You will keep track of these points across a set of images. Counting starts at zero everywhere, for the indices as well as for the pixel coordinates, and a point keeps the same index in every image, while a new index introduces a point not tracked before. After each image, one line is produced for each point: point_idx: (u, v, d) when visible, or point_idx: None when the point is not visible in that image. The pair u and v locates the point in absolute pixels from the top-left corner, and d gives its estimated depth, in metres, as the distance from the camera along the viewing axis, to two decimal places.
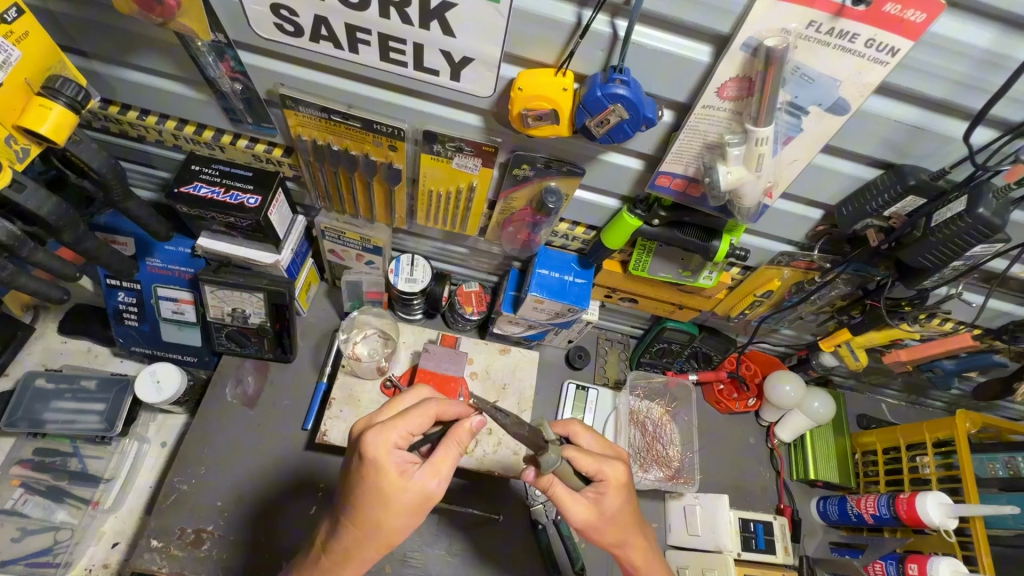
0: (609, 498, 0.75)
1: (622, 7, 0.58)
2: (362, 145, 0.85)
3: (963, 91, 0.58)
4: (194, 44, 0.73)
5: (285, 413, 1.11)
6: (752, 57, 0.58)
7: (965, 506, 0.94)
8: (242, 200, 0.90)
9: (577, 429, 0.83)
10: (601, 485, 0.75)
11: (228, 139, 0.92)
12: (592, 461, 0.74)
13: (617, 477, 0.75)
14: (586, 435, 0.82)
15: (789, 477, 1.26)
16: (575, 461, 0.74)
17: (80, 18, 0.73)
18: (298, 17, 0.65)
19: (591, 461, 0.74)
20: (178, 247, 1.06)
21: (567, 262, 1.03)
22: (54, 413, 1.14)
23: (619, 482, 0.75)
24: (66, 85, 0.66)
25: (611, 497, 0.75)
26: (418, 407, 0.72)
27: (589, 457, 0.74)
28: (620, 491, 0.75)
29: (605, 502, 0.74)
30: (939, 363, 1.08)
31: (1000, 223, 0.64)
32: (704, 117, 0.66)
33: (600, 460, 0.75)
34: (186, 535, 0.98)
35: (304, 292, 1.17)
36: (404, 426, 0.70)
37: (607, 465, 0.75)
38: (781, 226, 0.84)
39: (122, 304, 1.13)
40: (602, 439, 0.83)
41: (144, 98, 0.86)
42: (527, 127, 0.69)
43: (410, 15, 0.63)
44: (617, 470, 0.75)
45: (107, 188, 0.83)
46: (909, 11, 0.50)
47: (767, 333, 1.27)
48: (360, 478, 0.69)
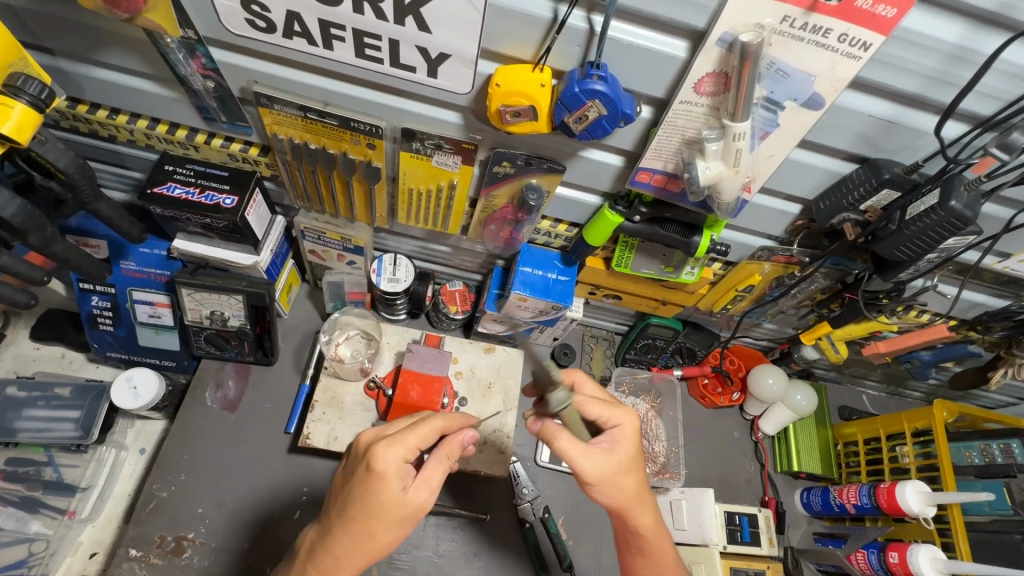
0: (627, 439, 0.75)
1: (598, 3, 0.58)
2: (340, 143, 0.83)
3: (934, 86, 0.59)
4: (164, 41, 0.72)
5: (267, 416, 1.10)
6: (727, 53, 0.58)
7: (943, 494, 0.96)
8: (218, 201, 0.88)
9: (582, 378, 0.84)
10: (614, 433, 0.76)
11: (202, 139, 0.90)
12: (603, 408, 0.77)
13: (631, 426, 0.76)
14: (588, 383, 0.83)
15: (774, 470, 1.28)
16: (585, 408, 0.77)
17: (43, 14, 0.70)
18: (270, 13, 0.64)
19: (603, 406, 0.77)
20: (153, 249, 1.03)
21: (551, 260, 1.03)
22: (27, 422, 1.10)
23: (632, 428, 0.76)
24: (29, 83, 0.64)
25: (626, 444, 0.75)
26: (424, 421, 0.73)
27: (601, 404, 0.77)
28: (634, 440, 0.76)
29: (620, 449, 0.74)
30: (917, 354, 1.10)
31: (971, 216, 0.65)
32: (682, 113, 0.66)
33: (613, 407, 0.77)
34: (166, 544, 0.96)
35: (285, 293, 1.16)
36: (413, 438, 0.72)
37: (619, 412, 0.77)
38: (761, 221, 0.85)
39: (96, 309, 1.10)
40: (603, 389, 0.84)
41: (114, 96, 0.84)
42: (506, 124, 0.68)
43: (384, 11, 0.62)
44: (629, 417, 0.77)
45: (75, 190, 0.80)
46: (880, 6, 0.51)
47: (749, 328, 1.28)
48: (363, 491, 0.69)
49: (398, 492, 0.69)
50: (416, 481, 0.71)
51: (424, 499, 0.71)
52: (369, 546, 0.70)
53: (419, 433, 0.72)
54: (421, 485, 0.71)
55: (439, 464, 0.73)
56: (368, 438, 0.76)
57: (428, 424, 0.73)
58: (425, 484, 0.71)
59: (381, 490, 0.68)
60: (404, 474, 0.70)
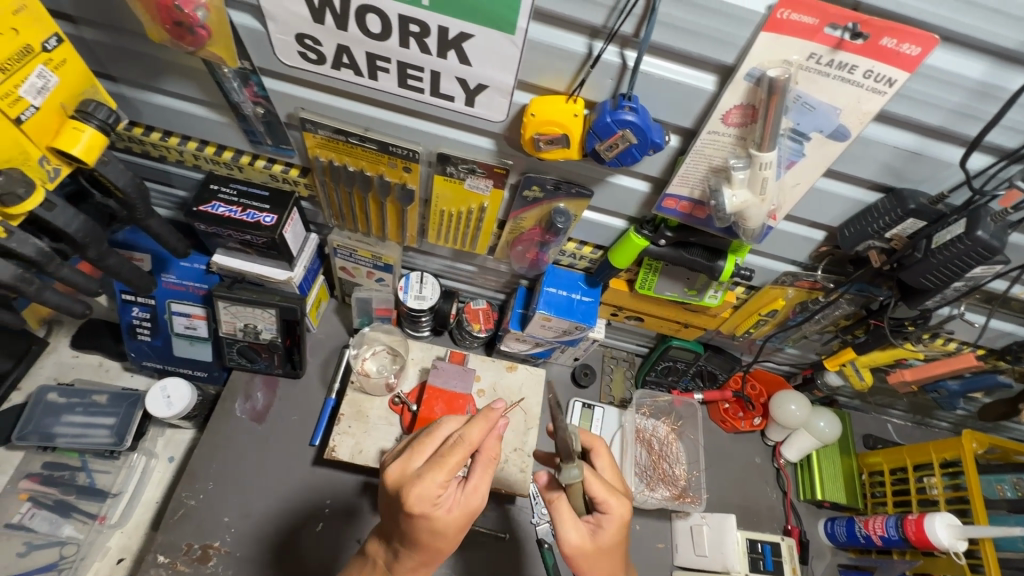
0: (609, 531, 0.76)
1: (632, 39, 0.61)
2: (377, 167, 0.87)
3: (958, 120, 0.60)
4: (221, 71, 0.77)
5: (293, 429, 1.12)
6: (755, 86, 0.60)
7: (976, 528, 0.94)
8: (259, 219, 0.93)
9: (601, 449, 0.84)
10: (601, 517, 0.76)
11: (246, 160, 0.95)
12: (603, 489, 0.76)
13: (622, 515, 0.76)
14: (605, 457, 0.84)
15: (796, 498, 1.25)
16: (589, 486, 0.76)
17: (113, 46, 0.76)
18: (321, 46, 0.69)
19: (603, 488, 0.76)
20: (193, 264, 1.08)
21: (574, 281, 1.05)
22: (65, 427, 1.15)
23: (621, 518, 0.76)
24: (99, 109, 0.70)
25: (611, 532, 0.76)
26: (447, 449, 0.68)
27: (601, 484, 0.76)
28: (621, 528, 0.76)
29: (602, 536, 0.75)
30: (944, 384, 1.09)
31: (999, 246, 0.65)
32: (709, 142, 0.68)
33: (610, 492, 0.76)
34: (193, 551, 0.98)
35: (314, 308, 1.19)
36: (440, 468, 0.68)
37: (615, 498, 0.76)
38: (785, 247, 0.87)
39: (135, 319, 1.15)
40: (615, 469, 0.84)
41: (168, 120, 0.89)
42: (538, 150, 0.72)
43: (429, 45, 0.66)
44: (623, 506, 0.77)
45: (131, 207, 0.85)
46: (905, 45, 0.53)
47: (771, 352, 1.28)
48: (413, 527, 0.69)
49: (446, 518, 0.67)
50: (460, 495, 0.69)
51: (475, 507, 0.70)
52: (441, 553, 0.72)
53: (446, 462, 0.68)
54: (468, 495, 0.70)
55: (482, 470, 0.71)
56: (395, 478, 0.70)
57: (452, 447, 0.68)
58: (473, 493, 0.70)
59: (430, 522, 0.67)
60: (443, 500, 0.68)
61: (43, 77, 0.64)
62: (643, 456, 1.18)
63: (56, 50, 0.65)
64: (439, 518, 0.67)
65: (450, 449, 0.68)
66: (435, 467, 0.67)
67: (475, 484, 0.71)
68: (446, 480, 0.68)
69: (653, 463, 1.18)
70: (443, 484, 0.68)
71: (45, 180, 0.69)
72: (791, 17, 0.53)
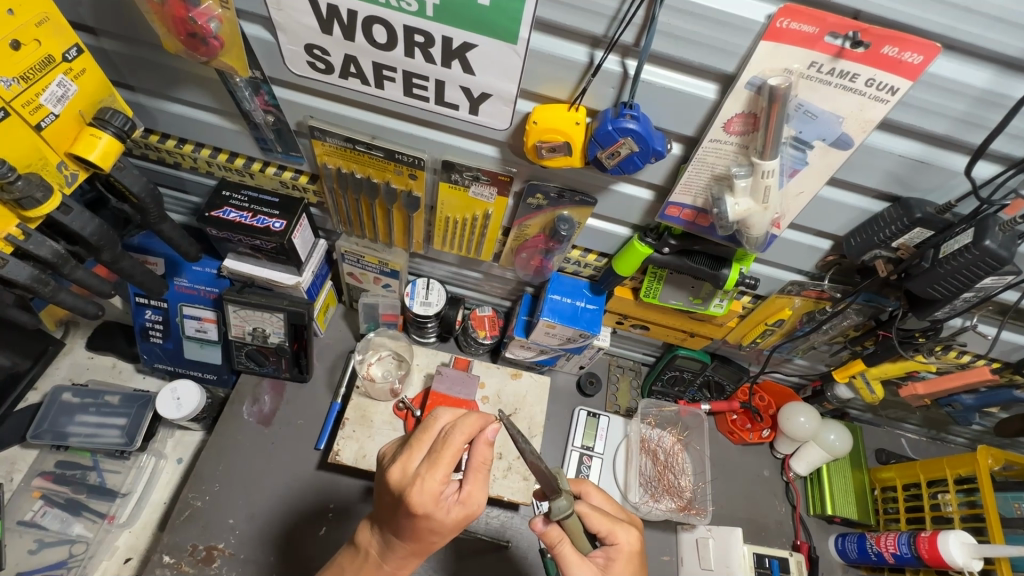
0: (622, 556, 0.76)
1: (632, 48, 0.62)
2: (384, 174, 0.89)
3: (964, 128, 0.60)
4: (233, 80, 0.79)
5: (298, 433, 1.13)
6: (756, 95, 0.61)
7: (991, 547, 0.90)
8: (268, 224, 0.94)
9: (590, 488, 0.85)
10: (610, 549, 0.76)
11: (257, 167, 0.97)
12: (605, 521, 0.77)
13: (630, 544, 0.77)
14: (597, 494, 0.85)
15: (806, 513, 1.23)
16: (588, 520, 0.76)
17: (133, 56, 0.79)
18: (330, 56, 0.70)
19: (605, 521, 0.77)
20: (205, 268, 1.10)
21: (579, 288, 1.05)
22: (78, 427, 1.17)
23: (631, 548, 0.76)
24: (115, 116, 0.72)
25: (622, 564, 0.75)
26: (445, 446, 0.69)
27: (601, 516, 0.77)
28: (631, 559, 0.76)
29: (615, 570, 0.75)
30: (958, 398, 1.06)
31: (1007, 255, 0.64)
32: (712, 150, 0.68)
33: (613, 522, 0.77)
34: (198, 552, 0.99)
35: (322, 312, 1.21)
36: (441, 468, 0.68)
37: (620, 529, 0.77)
38: (791, 256, 0.86)
39: (148, 322, 1.17)
40: (612, 501, 0.85)
41: (183, 128, 0.92)
42: (541, 158, 0.73)
43: (433, 55, 0.67)
44: (630, 535, 0.77)
45: (145, 212, 0.88)
46: (907, 53, 0.53)
47: (779, 363, 1.26)
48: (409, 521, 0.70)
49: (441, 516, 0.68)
50: (453, 496, 0.70)
51: (474, 507, 0.70)
52: (435, 546, 0.74)
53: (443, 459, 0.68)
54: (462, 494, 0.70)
55: (475, 474, 0.71)
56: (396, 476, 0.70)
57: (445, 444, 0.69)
58: (466, 497, 0.70)
59: (430, 520, 0.68)
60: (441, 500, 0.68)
61: (62, 86, 0.67)
62: (648, 467, 1.17)
63: (76, 61, 0.67)
64: (437, 517, 0.68)
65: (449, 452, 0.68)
66: (435, 467, 0.68)
67: (474, 485, 0.71)
68: (446, 480, 0.68)
69: (658, 473, 1.17)
70: (443, 485, 0.68)
71: (62, 184, 0.72)
72: (790, 26, 0.53)
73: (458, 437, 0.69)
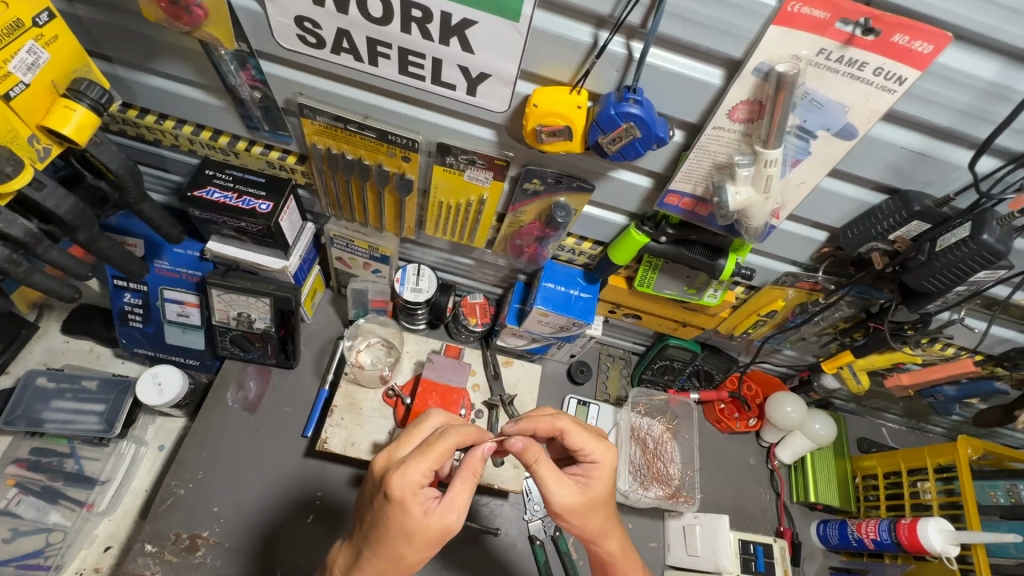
0: (598, 456, 0.78)
1: (638, 30, 0.60)
2: (376, 155, 0.86)
3: (967, 121, 0.59)
4: (218, 53, 0.75)
5: (284, 421, 1.11)
6: (762, 82, 0.59)
7: (968, 533, 0.94)
8: (254, 206, 0.91)
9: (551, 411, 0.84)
10: (588, 467, 0.78)
11: (243, 146, 0.93)
12: (585, 437, 0.78)
13: (607, 460, 0.78)
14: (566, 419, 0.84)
15: (789, 500, 1.25)
16: (569, 436, 0.78)
17: (110, 25, 0.75)
18: (321, 29, 0.67)
19: (584, 436, 0.78)
20: (187, 250, 1.06)
21: (573, 277, 1.04)
22: (53, 413, 1.13)
23: (607, 465, 0.78)
24: (91, 88, 0.68)
25: (600, 478, 0.77)
26: (437, 442, 0.69)
27: (584, 433, 0.78)
28: (609, 472, 0.78)
29: (593, 487, 0.76)
30: (940, 389, 1.09)
31: (1003, 250, 0.65)
32: (714, 138, 0.67)
33: (592, 440, 0.78)
34: (181, 541, 0.97)
35: (309, 298, 1.18)
36: (419, 462, 0.68)
37: (596, 445, 0.78)
38: (786, 247, 0.86)
39: (127, 305, 1.13)
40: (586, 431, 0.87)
41: (164, 103, 0.87)
42: (540, 142, 0.70)
43: (431, 31, 0.64)
44: (607, 453, 0.78)
45: (123, 190, 0.83)
46: (917, 43, 0.52)
47: (768, 354, 1.27)
48: (388, 521, 0.68)
49: (420, 519, 0.67)
50: (437, 503, 0.70)
51: (452, 520, 0.69)
52: (402, 562, 0.70)
53: (434, 451, 0.69)
54: (445, 507, 0.69)
55: (458, 485, 0.71)
56: (383, 462, 0.73)
57: (440, 441, 0.70)
58: (449, 505, 0.69)
59: (403, 517, 0.67)
60: (421, 496, 0.68)
61: (34, 53, 0.63)
62: (637, 455, 1.18)
63: (47, 26, 0.63)
64: (412, 515, 0.67)
65: (421, 449, 0.69)
66: (420, 456, 0.68)
67: (451, 497, 0.70)
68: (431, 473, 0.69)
69: (647, 462, 1.18)
70: (426, 478, 0.69)
71: (34, 159, 0.67)
72: (802, 11, 0.52)
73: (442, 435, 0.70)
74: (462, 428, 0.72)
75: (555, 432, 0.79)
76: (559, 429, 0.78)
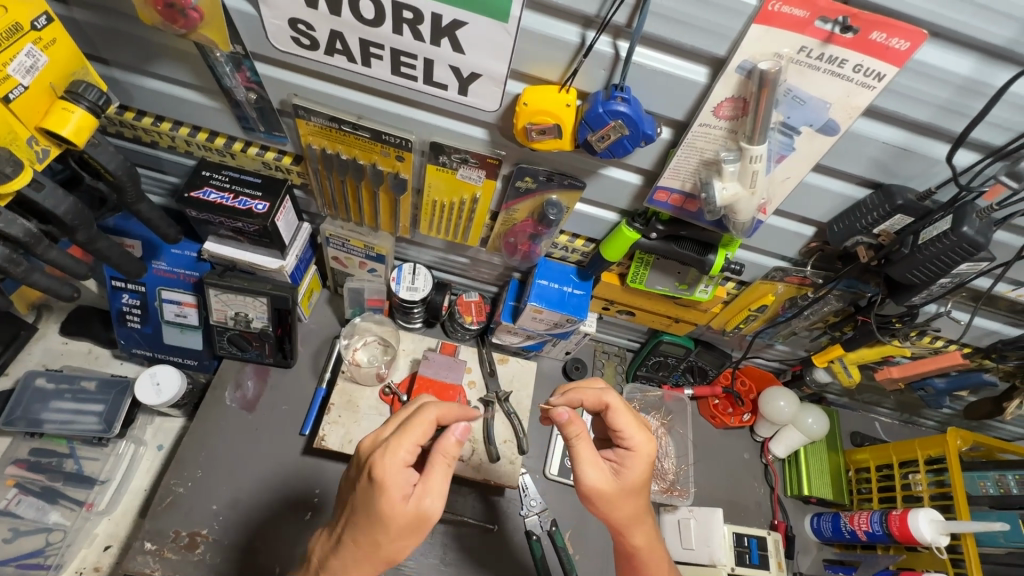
0: (639, 445, 0.80)
1: (624, 29, 0.61)
2: (370, 155, 0.87)
3: (946, 116, 0.61)
4: (213, 55, 0.76)
5: (281, 419, 1.12)
6: (746, 79, 0.61)
7: (957, 523, 0.95)
8: (250, 206, 0.92)
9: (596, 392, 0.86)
10: (627, 453, 0.80)
11: (239, 147, 0.94)
12: (629, 420, 0.80)
13: (644, 449, 0.80)
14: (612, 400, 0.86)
15: (783, 493, 1.26)
16: (615, 415, 0.80)
17: (106, 28, 0.76)
18: (314, 31, 0.68)
19: (631, 422, 0.80)
20: (185, 251, 1.07)
21: (566, 274, 1.05)
22: (52, 414, 1.14)
23: (644, 454, 0.80)
24: (89, 90, 0.69)
25: (635, 467, 0.79)
26: (418, 419, 0.72)
27: (628, 417, 0.80)
28: (645, 463, 0.79)
29: (624, 476, 0.78)
30: (930, 382, 1.10)
31: (983, 241, 0.67)
32: (701, 135, 0.69)
33: (636, 427, 0.80)
34: (180, 539, 0.98)
35: (306, 297, 1.19)
36: (401, 441, 0.70)
37: (638, 434, 0.80)
38: (775, 242, 0.87)
39: (125, 306, 1.14)
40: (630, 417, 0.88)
41: (161, 104, 0.88)
42: (530, 140, 0.72)
43: (422, 32, 0.66)
44: (648, 443, 0.80)
45: (121, 191, 0.85)
46: (894, 40, 0.54)
47: (761, 349, 1.28)
48: (368, 503, 0.70)
49: (397, 504, 0.69)
50: (414, 489, 0.71)
51: (430, 506, 0.70)
52: (378, 551, 0.71)
53: (414, 430, 0.71)
54: (421, 493, 0.71)
55: (436, 469, 0.72)
56: (367, 445, 0.75)
57: (421, 419, 0.72)
58: (426, 490, 0.71)
59: (383, 501, 0.68)
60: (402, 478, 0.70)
61: (32, 56, 0.64)
62: None
63: (46, 30, 0.64)
64: (392, 500, 0.68)
65: (402, 429, 0.72)
66: (403, 434, 0.71)
67: (430, 482, 0.72)
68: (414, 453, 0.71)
69: None
70: (408, 458, 0.71)
71: (34, 160, 0.68)
72: (782, 10, 0.53)
73: (423, 413, 0.73)
74: (443, 406, 0.75)
75: (601, 407, 0.82)
76: (605, 403, 0.81)
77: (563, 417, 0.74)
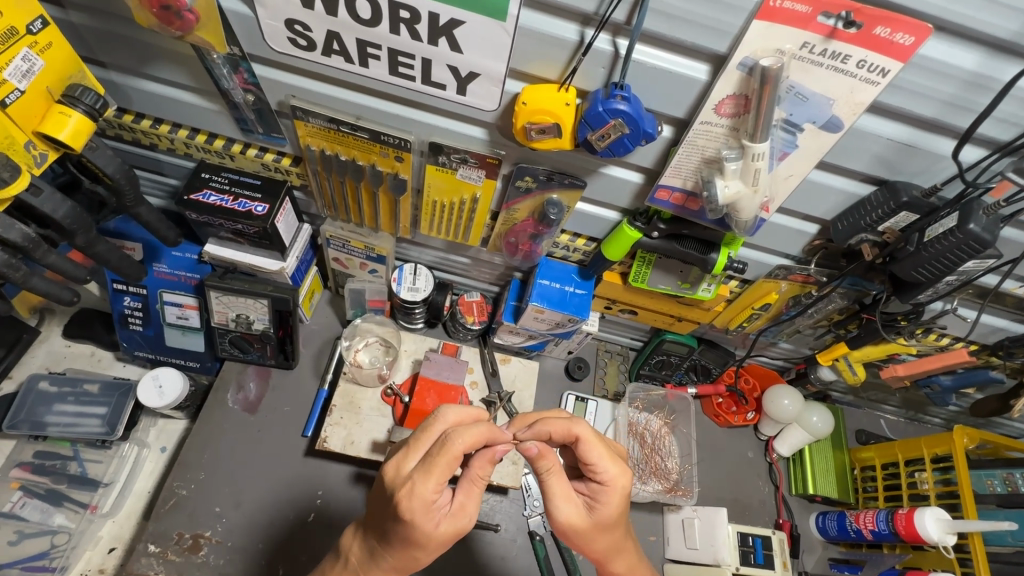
0: (613, 479, 0.75)
1: (624, 27, 0.60)
2: (369, 156, 0.87)
3: (951, 111, 0.60)
4: (210, 57, 0.76)
5: (284, 420, 1.12)
6: (748, 76, 0.60)
7: (964, 522, 0.94)
8: (250, 208, 0.92)
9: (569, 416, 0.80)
10: (600, 488, 0.75)
11: (238, 148, 0.94)
12: (600, 452, 0.74)
13: (620, 484, 0.75)
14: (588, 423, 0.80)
15: (788, 492, 1.26)
16: (586, 448, 0.74)
17: (102, 30, 0.76)
18: (311, 32, 0.68)
19: (603, 455, 0.74)
20: (185, 253, 1.07)
21: (568, 273, 1.05)
22: (56, 416, 1.14)
23: (619, 488, 0.75)
24: (86, 94, 0.69)
25: (608, 503, 0.75)
26: (442, 453, 0.66)
27: (600, 448, 0.74)
28: (619, 497, 0.75)
29: (599, 511, 0.75)
30: (936, 379, 1.09)
31: (990, 239, 0.65)
32: (702, 133, 0.68)
33: (609, 459, 0.75)
34: (184, 541, 0.98)
35: (307, 298, 1.19)
36: (427, 480, 0.66)
37: (612, 465, 0.75)
38: (778, 240, 0.86)
39: (127, 309, 1.14)
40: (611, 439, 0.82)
41: (159, 107, 0.88)
42: (530, 140, 0.71)
43: (420, 32, 0.65)
44: (622, 476, 0.75)
45: (120, 194, 0.84)
46: (898, 35, 0.53)
47: (765, 347, 1.27)
48: (402, 533, 0.68)
49: (432, 532, 0.68)
50: (448, 508, 0.70)
51: (464, 523, 0.70)
52: (415, 562, 0.73)
53: (441, 468, 0.66)
54: (457, 511, 0.70)
55: (468, 488, 0.71)
56: (389, 474, 0.70)
57: (447, 451, 0.66)
58: (461, 509, 0.70)
59: (415, 531, 0.67)
60: (434, 509, 0.67)
61: (28, 60, 0.64)
62: (635, 449, 1.19)
63: (41, 33, 0.64)
64: (423, 530, 0.67)
65: (427, 463, 0.67)
66: (428, 472, 0.66)
67: (462, 500, 0.71)
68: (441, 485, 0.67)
69: (645, 456, 1.19)
70: (436, 492, 0.67)
71: (31, 165, 0.68)
72: (784, 5, 0.53)
73: (447, 442, 0.67)
74: (472, 429, 0.67)
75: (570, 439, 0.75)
76: (575, 436, 0.74)
77: (534, 450, 0.71)
